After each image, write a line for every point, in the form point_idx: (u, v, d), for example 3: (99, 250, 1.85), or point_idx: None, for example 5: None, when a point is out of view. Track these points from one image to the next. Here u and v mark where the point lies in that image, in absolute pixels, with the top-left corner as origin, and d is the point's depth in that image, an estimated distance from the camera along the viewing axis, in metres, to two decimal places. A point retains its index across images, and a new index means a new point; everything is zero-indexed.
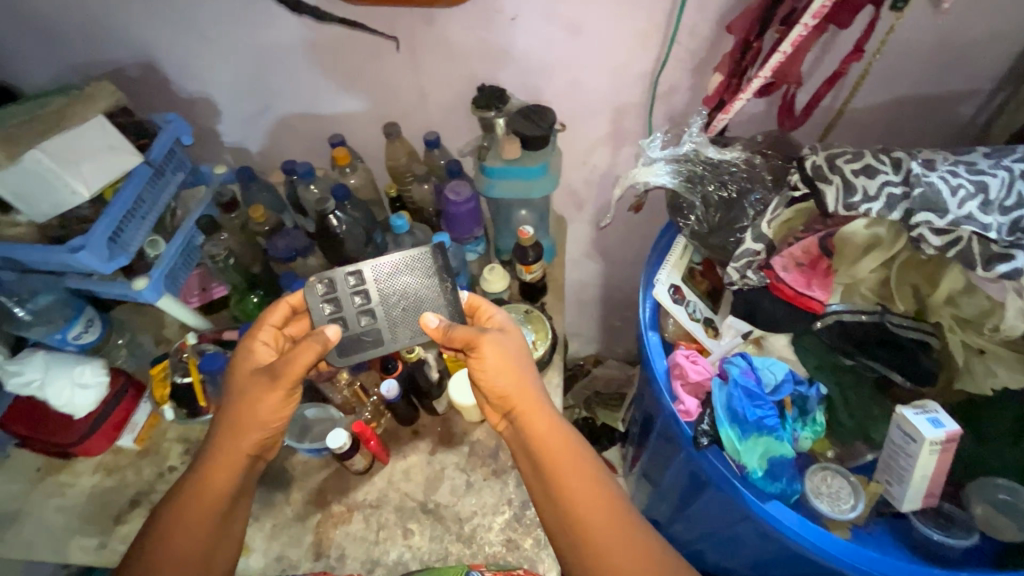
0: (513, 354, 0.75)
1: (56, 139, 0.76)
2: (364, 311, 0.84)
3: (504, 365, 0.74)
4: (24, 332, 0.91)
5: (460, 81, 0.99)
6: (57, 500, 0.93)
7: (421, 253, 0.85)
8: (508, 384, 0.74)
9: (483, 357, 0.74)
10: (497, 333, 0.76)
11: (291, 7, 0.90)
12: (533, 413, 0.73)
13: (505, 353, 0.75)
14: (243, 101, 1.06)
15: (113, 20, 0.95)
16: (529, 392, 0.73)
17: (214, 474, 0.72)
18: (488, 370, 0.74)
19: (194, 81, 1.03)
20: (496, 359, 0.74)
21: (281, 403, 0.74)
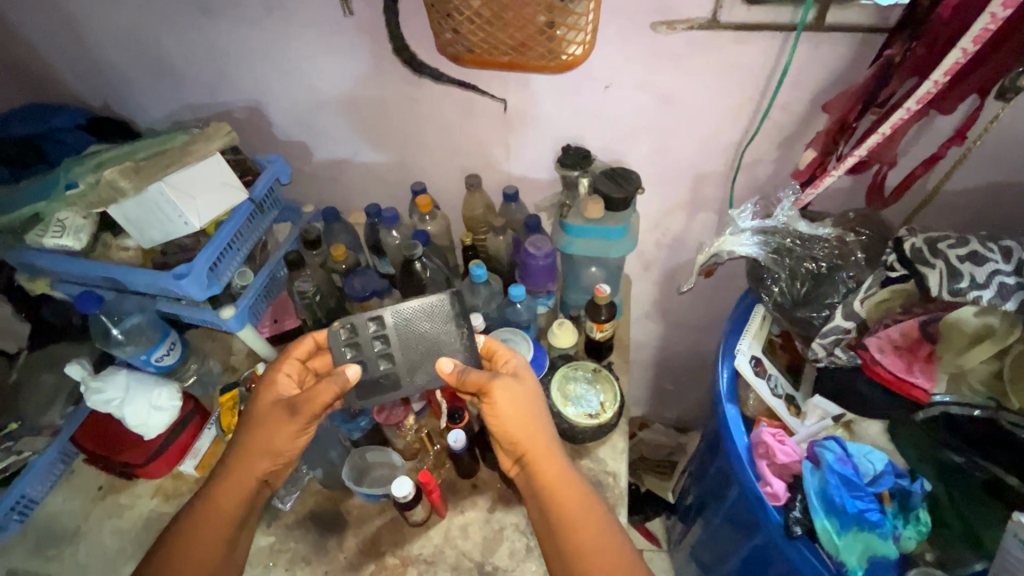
0: (527, 401, 0.74)
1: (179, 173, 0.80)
2: (384, 356, 0.81)
3: (515, 414, 0.73)
4: (115, 350, 0.95)
5: (544, 141, 1.02)
6: (115, 522, 0.92)
7: (441, 300, 0.82)
8: (520, 431, 0.73)
9: (496, 405, 0.73)
10: (510, 379, 0.74)
11: (396, 65, 0.95)
12: (545, 459, 0.73)
13: (521, 401, 0.73)
14: (335, 146, 1.12)
15: (231, 68, 1.03)
16: (541, 439, 0.73)
17: (224, 495, 0.74)
18: (501, 416, 0.73)
19: (294, 125, 1.10)
20: (512, 407, 0.73)
21: (296, 438, 0.75)
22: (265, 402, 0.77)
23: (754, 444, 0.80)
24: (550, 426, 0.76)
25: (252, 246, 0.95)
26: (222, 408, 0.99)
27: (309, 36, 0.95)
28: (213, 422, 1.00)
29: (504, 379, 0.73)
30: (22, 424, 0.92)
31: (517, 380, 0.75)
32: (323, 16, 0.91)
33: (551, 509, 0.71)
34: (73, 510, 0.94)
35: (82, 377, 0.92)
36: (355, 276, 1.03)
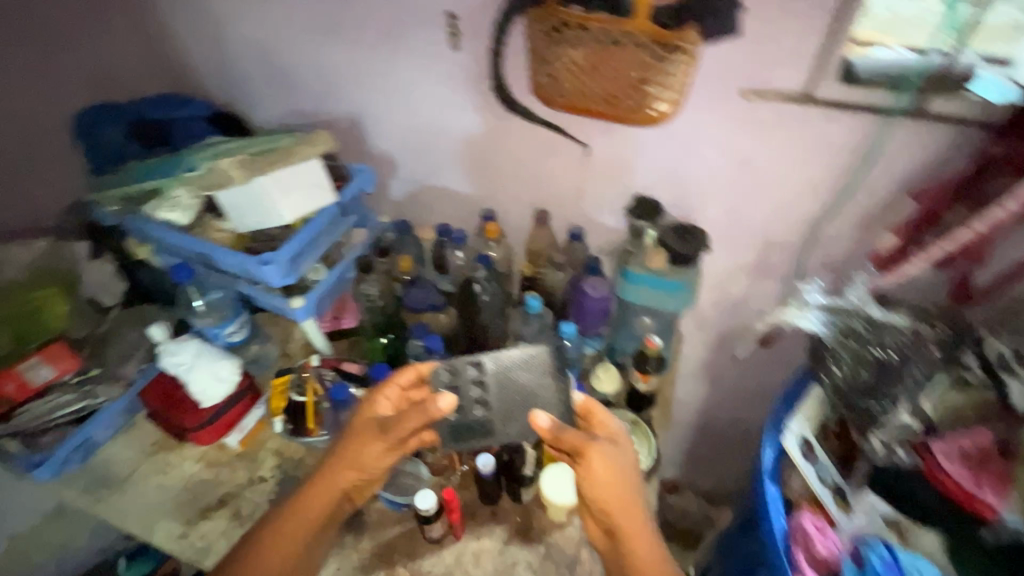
0: (621, 470, 0.74)
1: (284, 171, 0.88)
2: (480, 402, 0.82)
3: (609, 480, 0.73)
4: (194, 318, 1.04)
5: (617, 188, 1.04)
6: (158, 478, 0.99)
7: (539, 352, 0.82)
8: (611, 497, 0.73)
9: (590, 468, 0.73)
10: (607, 445, 0.74)
11: (489, 99, 1.02)
12: (635, 530, 0.74)
13: (616, 470, 0.74)
14: (419, 165, 1.19)
15: (341, 83, 1.13)
16: (631, 508, 0.74)
17: (312, 501, 0.79)
18: (592, 477, 0.74)
19: (386, 141, 1.18)
20: (605, 471, 0.73)
21: (383, 457, 0.81)
22: (360, 418, 0.81)
23: (792, 531, 0.77)
24: (642, 497, 0.75)
25: (330, 245, 1.02)
26: (274, 391, 1.04)
27: (417, 64, 1.03)
28: (262, 401, 1.07)
29: (601, 444, 0.74)
30: (104, 371, 1.01)
31: (612, 445, 0.75)
32: (431, 48, 0.99)
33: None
34: (125, 460, 1.01)
35: (160, 339, 1.01)
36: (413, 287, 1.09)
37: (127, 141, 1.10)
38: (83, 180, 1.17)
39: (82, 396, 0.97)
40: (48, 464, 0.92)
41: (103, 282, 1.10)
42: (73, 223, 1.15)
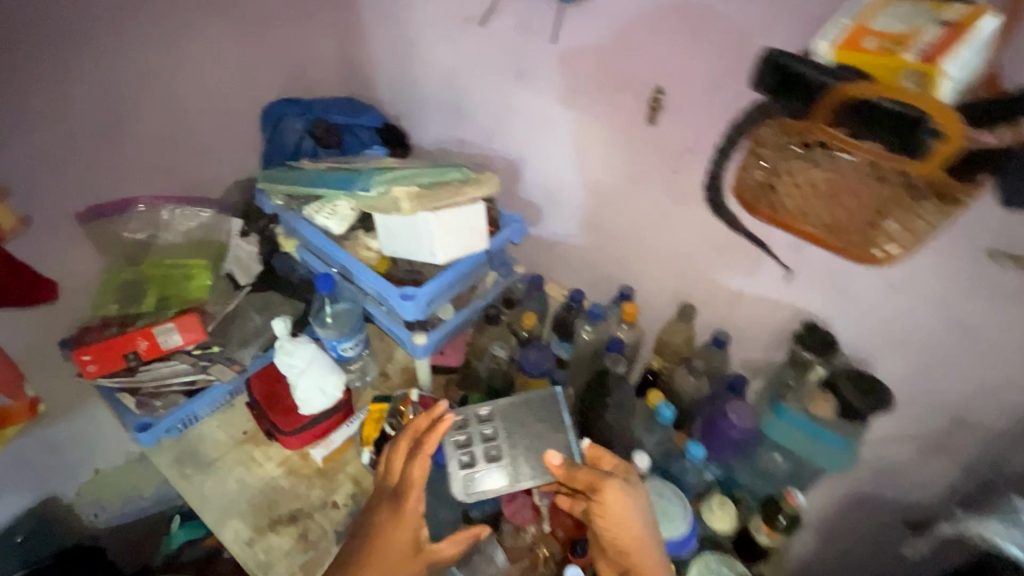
0: (636, 509, 0.71)
1: (450, 212, 0.85)
2: (489, 448, 0.83)
3: (636, 537, 0.70)
4: (319, 325, 1.03)
5: (782, 305, 0.93)
6: (241, 471, 0.98)
7: (537, 395, 0.88)
8: (649, 545, 0.71)
9: (615, 514, 0.70)
10: (624, 483, 0.71)
11: (665, 179, 0.95)
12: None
13: (628, 504, 0.70)
14: (565, 221, 1.15)
15: (512, 126, 1.11)
16: (631, 531, 0.70)
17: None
18: (635, 532, 0.70)
19: (539, 190, 1.15)
20: (637, 517, 0.70)
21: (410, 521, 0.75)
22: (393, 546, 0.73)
23: None
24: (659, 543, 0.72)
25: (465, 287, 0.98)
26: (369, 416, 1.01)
27: (603, 128, 0.98)
28: (353, 419, 1.04)
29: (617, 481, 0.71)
30: (223, 349, 1.03)
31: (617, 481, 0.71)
32: (618, 115, 0.95)
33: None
34: (217, 443, 1.01)
35: (282, 336, 1.01)
36: (530, 349, 1.03)
37: (305, 137, 1.14)
38: (254, 162, 1.24)
39: (197, 369, 1.00)
40: (153, 428, 0.95)
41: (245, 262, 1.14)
42: (235, 199, 1.21)
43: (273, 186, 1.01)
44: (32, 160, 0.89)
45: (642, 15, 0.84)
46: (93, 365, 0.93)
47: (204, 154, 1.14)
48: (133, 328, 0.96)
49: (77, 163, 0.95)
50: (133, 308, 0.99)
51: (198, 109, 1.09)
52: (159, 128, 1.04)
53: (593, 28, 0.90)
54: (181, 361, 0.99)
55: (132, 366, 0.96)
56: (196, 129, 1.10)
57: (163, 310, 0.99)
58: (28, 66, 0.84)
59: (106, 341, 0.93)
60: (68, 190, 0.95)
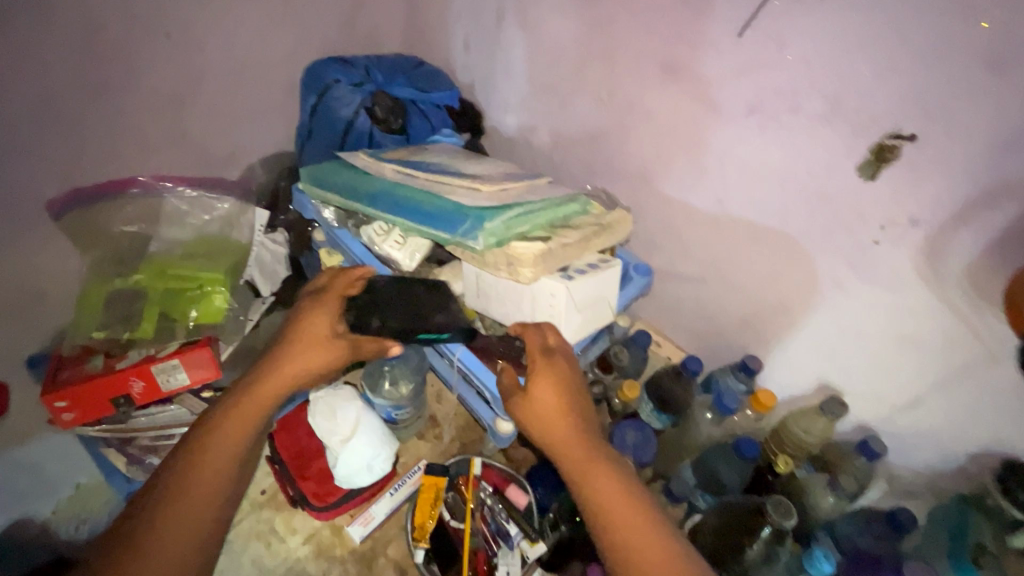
0: (566, 392, 0.56)
1: (580, 279, 0.61)
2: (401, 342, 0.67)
3: (581, 451, 0.52)
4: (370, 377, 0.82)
5: (973, 431, 0.70)
6: (258, 551, 0.78)
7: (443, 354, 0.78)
8: (582, 458, 0.51)
9: (546, 417, 0.54)
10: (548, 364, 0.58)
11: (848, 247, 0.70)
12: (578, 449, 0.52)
13: (556, 386, 0.56)
14: (680, 261, 0.90)
15: (629, 134, 0.84)
16: (569, 424, 0.54)
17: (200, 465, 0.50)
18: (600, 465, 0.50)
19: (653, 217, 0.89)
20: (547, 390, 0.56)
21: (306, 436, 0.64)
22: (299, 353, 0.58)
23: None
24: (592, 419, 0.55)
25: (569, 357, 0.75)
26: (424, 494, 0.81)
27: (776, 163, 0.71)
28: (396, 486, 0.83)
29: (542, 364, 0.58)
30: None
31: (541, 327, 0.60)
32: (798, 151, 0.68)
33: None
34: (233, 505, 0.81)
35: (319, 385, 0.78)
36: (628, 428, 0.81)
37: (358, 112, 0.86)
38: (284, 133, 0.96)
39: None
40: None
41: (271, 265, 0.90)
42: (260, 181, 0.95)
43: (318, 190, 0.74)
44: None
45: (881, 17, 0.57)
46: (71, 413, 0.71)
47: (222, 123, 0.87)
48: (123, 365, 0.73)
49: (53, 133, 0.69)
50: (122, 332, 0.76)
51: (218, 63, 0.81)
52: (164, 87, 0.77)
53: (796, 25, 0.62)
54: (184, 404, 0.78)
55: (123, 411, 0.75)
56: (212, 89, 0.82)
57: (165, 340, 0.76)
58: None
59: (87, 385, 0.70)
60: (43, 170, 0.70)
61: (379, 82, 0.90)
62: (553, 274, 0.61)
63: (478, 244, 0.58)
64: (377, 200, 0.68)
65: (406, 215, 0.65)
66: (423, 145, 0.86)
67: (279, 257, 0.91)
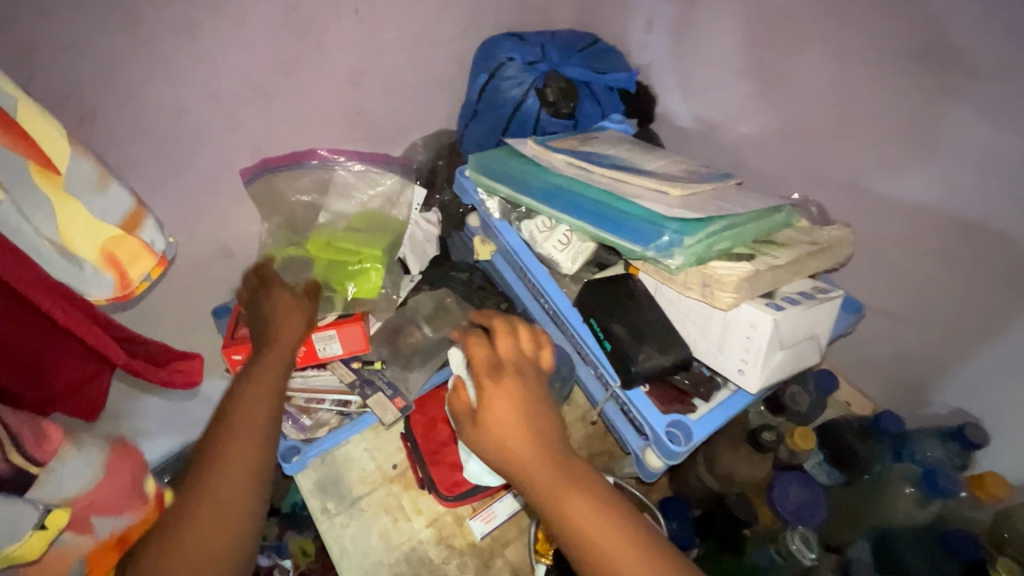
0: (522, 392, 0.48)
1: (794, 312, 0.50)
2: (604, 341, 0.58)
3: (549, 473, 0.44)
4: None
5: None
6: (384, 524, 0.74)
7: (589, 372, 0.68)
8: (554, 485, 0.43)
9: (505, 436, 0.45)
10: (491, 360, 0.50)
11: None
12: (537, 462, 0.44)
13: (514, 393, 0.47)
14: (891, 294, 0.73)
15: (851, 135, 0.68)
16: (535, 426, 0.46)
17: (222, 440, 0.48)
18: (580, 491, 0.43)
19: (863, 239, 0.72)
20: (500, 400, 0.47)
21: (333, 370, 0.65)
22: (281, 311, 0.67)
23: None
24: (547, 415, 0.47)
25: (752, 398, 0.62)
26: None
27: None
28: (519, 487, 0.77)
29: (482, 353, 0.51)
30: (385, 368, 0.83)
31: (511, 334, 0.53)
32: None
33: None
34: (364, 473, 0.77)
35: None
36: (793, 482, 0.68)
37: (528, 94, 0.81)
38: (446, 111, 0.94)
39: (353, 390, 0.81)
40: (300, 455, 0.76)
41: (424, 244, 0.89)
42: (419, 157, 0.94)
43: (483, 178, 0.70)
44: (203, 100, 0.69)
45: None
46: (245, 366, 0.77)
47: (393, 99, 0.87)
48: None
49: (251, 105, 0.74)
50: None
51: (396, 39, 0.80)
52: (346, 63, 0.78)
53: None
54: (336, 371, 0.82)
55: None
56: (388, 66, 0.82)
57: (328, 309, 0.80)
58: None
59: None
60: (240, 140, 0.76)
61: (553, 62, 0.83)
62: (756, 301, 0.51)
63: (675, 263, 0.51)
64: (551, 197, 0.63)
65: (585, 217, 0.59)
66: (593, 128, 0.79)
67: (430, 236, 0.90)
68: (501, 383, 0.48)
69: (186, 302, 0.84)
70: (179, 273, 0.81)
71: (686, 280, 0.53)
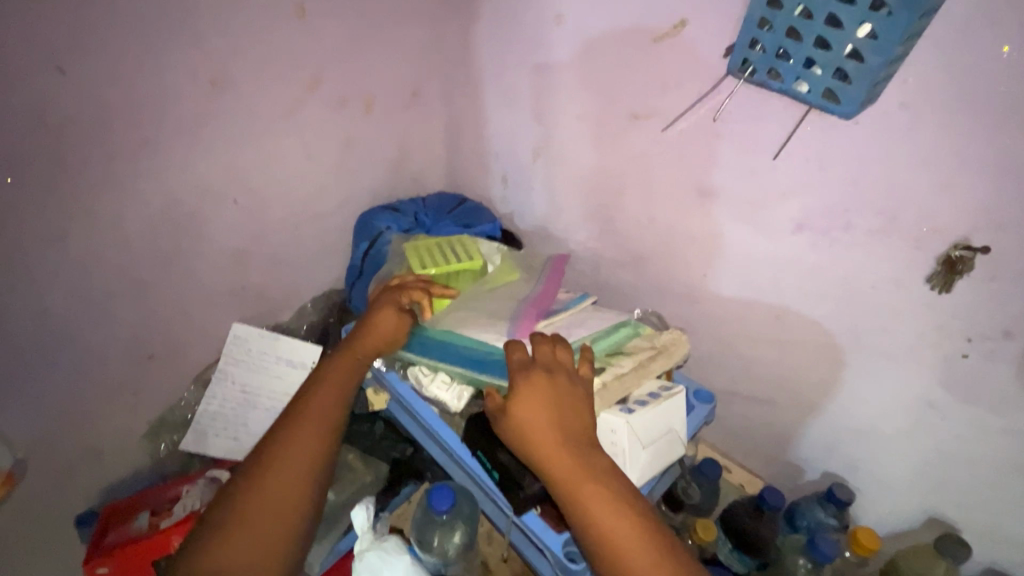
0: (560, 400, 0.55)
1: (645, 412, 0.58)
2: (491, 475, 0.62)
3: (577, 471, 0.50)
4: (427, 539, 0.73)
5: None
6: None
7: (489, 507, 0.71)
8: (575, 480, 0.49)
9: (532, 439, 0.52)
10: (525, 374, 0.56)
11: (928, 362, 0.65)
12: (564, 461, 0.51)
13: (555, 400, 0.54)
14: (742, 378, 0.84)
15: (670, 255, 0.84)
16: (567, 428, 0.53)
17: (286, 454, 0.54)
18: (597, 490, 0.49)
19: (705, 334, 0.86)
20: (543, 398, 0.54)
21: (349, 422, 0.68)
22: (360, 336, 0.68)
23: None
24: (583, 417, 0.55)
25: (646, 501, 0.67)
26: None
27: (836, 277, 0.68)
28: None
29: (524, 372, 0.57)
30: None
31: (525, 371, 0.57)
32: (855, 265, 0.66)
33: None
34: None
35: (362, 537, 0.72)
36: None
37: None
38: (334, 272, 1.01)
39: None
40: None
41: None
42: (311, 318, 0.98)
43: None
44: (72, 302, 0.70)
45: (921, 139, 0.57)
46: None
47: (279, 268, 0.92)
48: (169, 521, 0.72)
49: (125, 298, 0.75)
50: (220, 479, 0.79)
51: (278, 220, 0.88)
52: (228, 245, 0.83)
53: (835, 148, 0.62)
54: None
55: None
56: (271, 243, 0.89)
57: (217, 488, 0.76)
58: (80, 189, 0.66)
59: (133, 547, 0.68)
60: (113, 333, 0.75)
61: (426, 224, 0.95)
62: (612, 409, 0.58)
63: None
64: (424, 346, 0.70)
65: (451, 362, 0.67)
66: (478, 240, 0.89)
67: None
68: (531, 384, 0.56)
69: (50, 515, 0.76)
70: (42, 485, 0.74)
71: (597, 433, 0.55)
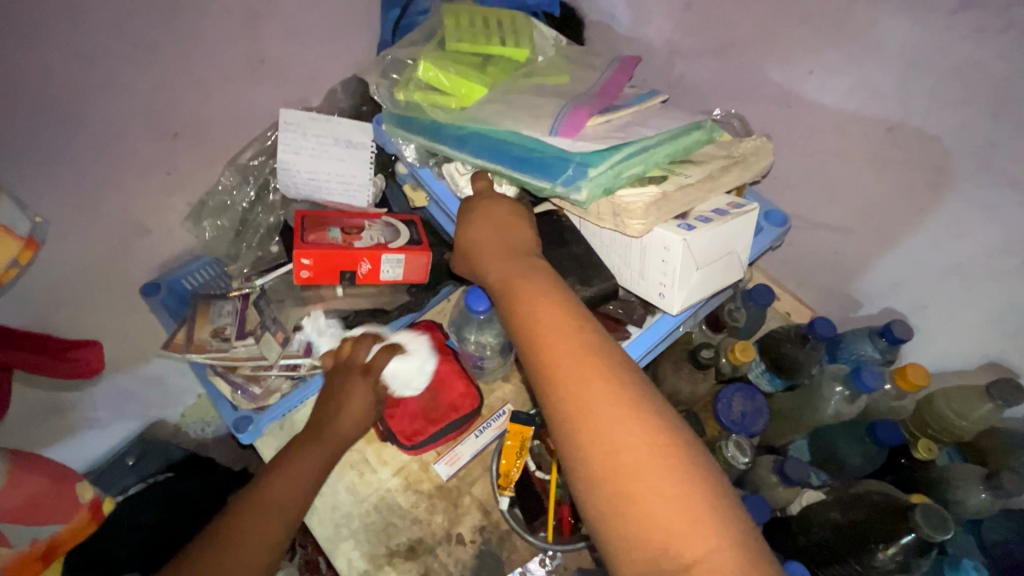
0: (499, 218, 0.55)
1: (707, 228, 0.51)
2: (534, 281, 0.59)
3: (504, 263, 0.51)
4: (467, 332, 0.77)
5: None
6: (350, 478, 0.75)
7: None
8: (515, 277, 0.49)
9: (485, 265, 0.52)
10: (466, 205, 0.57)
11: None
12: (493, 263, 0.52)
13: (493, 220, 0.55)
14: (821, 207, 0.74)
15: (767, 45, 0.66)
16: (497, 237, 0.53)
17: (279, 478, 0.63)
18: (522, 279, 0.49)
19: (792, 151, 0.72)
20: (481, 219, 0.55)
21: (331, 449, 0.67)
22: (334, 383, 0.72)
23: None
24: (522, 228, 0.54)
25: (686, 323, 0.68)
26: (508, 442, 0.74)
27: (992, 77, 0.53)
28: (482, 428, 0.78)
29: (467, 202, 0.57)
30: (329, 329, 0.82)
31: (491, 200, 0.56)
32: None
33: (626, 489, 0.38)
34: None
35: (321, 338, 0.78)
36: (737, 394, 0.70)
37: None
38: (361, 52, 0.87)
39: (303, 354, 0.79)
40: (254, 424, 0.75)
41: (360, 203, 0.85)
42: (341, 105, 0.89)
43: (398, 129, 0.66)
44: (73, 62, 0.62)
45: None
46: (308, 272, 0.71)
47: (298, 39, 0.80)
48: (361, 243, 0.72)
49: (129, 59, 0.66)
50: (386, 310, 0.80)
51: None
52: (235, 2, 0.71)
53: None
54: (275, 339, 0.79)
55: (346, 284, 0.75)
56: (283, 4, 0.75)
57: (399, 229, 0.76)
58: None
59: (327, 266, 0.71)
60: (129, 104, 0.69)
61: None
62: (669, 223, 0.52)
63: (582, 197, 0.50)
64: (463, 140, 0.59)
65: (492, 159, 0.56)
66: (532, 21, 0.71)
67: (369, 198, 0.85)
68: (472, 211, 0.56)
69: (110, 285, 0.80)
70: (94, 255, 0.76)
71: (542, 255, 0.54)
